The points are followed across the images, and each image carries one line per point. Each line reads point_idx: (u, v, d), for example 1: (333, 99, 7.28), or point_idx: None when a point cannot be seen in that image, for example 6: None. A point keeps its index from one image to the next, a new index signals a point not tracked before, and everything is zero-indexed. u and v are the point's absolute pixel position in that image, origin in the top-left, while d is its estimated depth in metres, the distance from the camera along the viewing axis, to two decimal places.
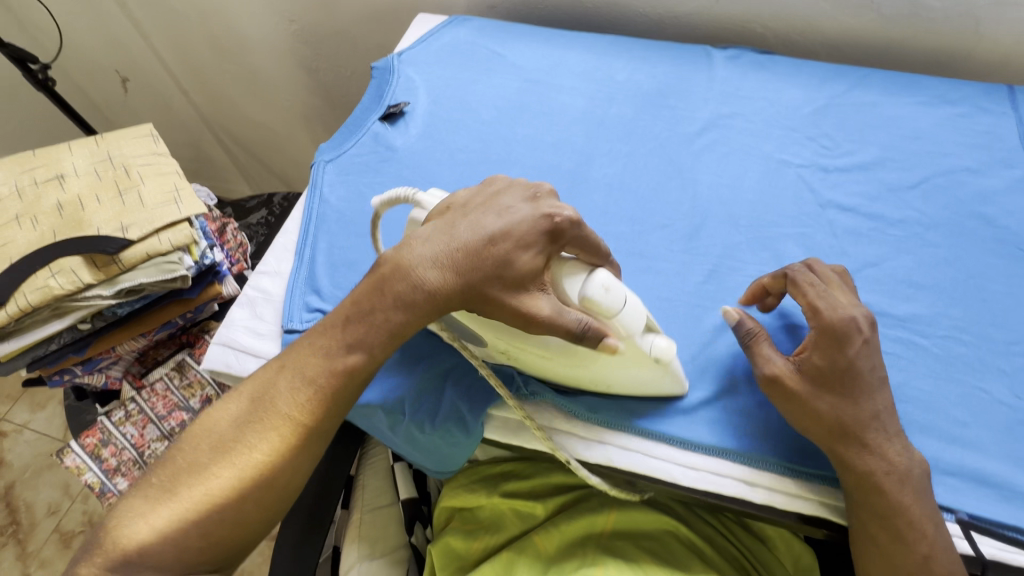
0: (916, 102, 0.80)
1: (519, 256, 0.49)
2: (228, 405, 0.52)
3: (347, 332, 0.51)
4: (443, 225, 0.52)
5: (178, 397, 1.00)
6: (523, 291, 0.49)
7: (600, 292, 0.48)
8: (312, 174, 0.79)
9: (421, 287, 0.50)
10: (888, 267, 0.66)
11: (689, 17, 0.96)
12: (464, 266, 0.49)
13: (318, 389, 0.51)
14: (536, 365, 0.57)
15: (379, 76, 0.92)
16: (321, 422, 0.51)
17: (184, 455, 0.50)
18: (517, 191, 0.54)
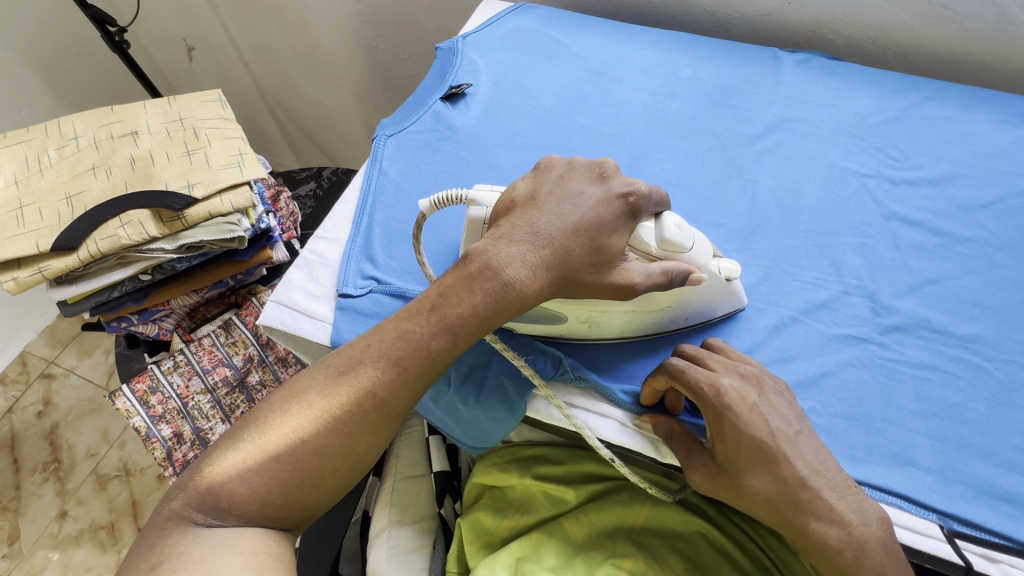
0: (994, 120, 0.77)
1: (608, 241, 0.53)
2: (315, 374, 0.51)
3: (435, 321, 0.51)
4: (521, 219, 0.52)
5: (222, 353, 1.03)
6: (607, 273, 0.53)
7: (674, 230, 0.55)
8: (373, 147, 0.80)
9: (510, 285, 0.50)
10: (953, 285, 0.64)
11: (758, 18, 0.94)
12: (555, 262, 0.51)
13: (403, 372, 0.50)
14: (614, 326, 0.60)
15: (443, 57, 0.93)
16: (402, 403, 0.51)
17: (271, 414, 0.50)
18: (581, 172, 0.56)
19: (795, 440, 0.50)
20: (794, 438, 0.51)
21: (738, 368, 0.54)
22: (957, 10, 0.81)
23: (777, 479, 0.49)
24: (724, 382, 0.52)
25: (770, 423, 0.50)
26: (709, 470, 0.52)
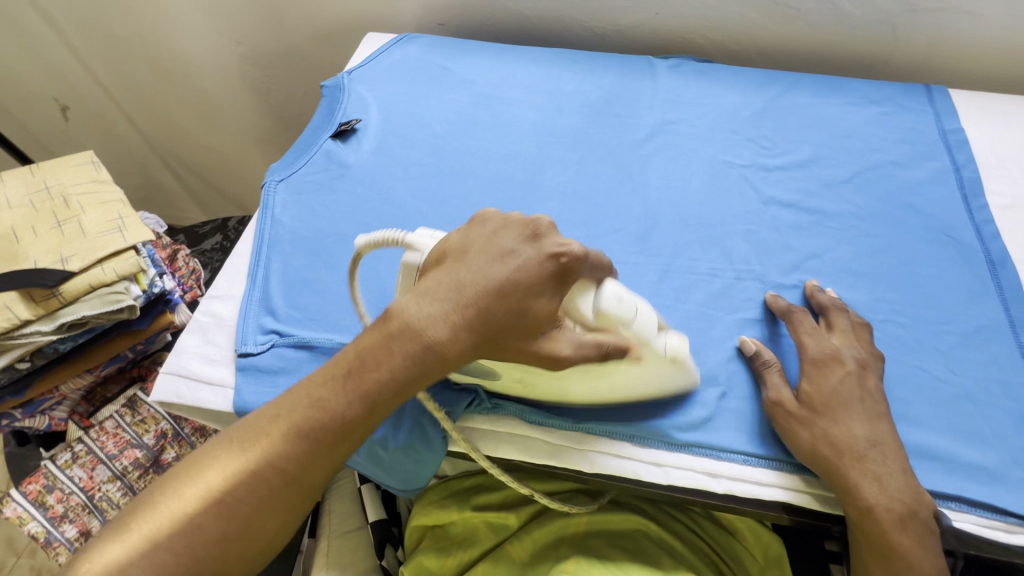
0: (844, 103, 0.85)
1: (534, 302, 0.49)
2: (219, 452, 0.48)
3: (352, 386, 0.49)
4: (445, 279, 0.50)
5: (129, 434, 0.95)
6: (535, 340, 0.50)
7: (612, 304, 0.52)
8: (264, 195, 0.77)
9: (431, 349, 0.48)
10: (830, 258, 0.69)
11: (631, 29, 1.00)
12: (476, 323, 0.49)
13: (318, 445, 0.48)
14: (548, 391, 0.56)
15: (329, 95, 0.91)
16: (315, 477, 0.49)
17: (164, 501, 0.46)
18: (515, 229, 0.52)
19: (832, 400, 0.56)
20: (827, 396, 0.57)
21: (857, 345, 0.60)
22: (798, 8, 0.90)
23: (860, 437, 0.53)
24: (844, 351, 0.58)
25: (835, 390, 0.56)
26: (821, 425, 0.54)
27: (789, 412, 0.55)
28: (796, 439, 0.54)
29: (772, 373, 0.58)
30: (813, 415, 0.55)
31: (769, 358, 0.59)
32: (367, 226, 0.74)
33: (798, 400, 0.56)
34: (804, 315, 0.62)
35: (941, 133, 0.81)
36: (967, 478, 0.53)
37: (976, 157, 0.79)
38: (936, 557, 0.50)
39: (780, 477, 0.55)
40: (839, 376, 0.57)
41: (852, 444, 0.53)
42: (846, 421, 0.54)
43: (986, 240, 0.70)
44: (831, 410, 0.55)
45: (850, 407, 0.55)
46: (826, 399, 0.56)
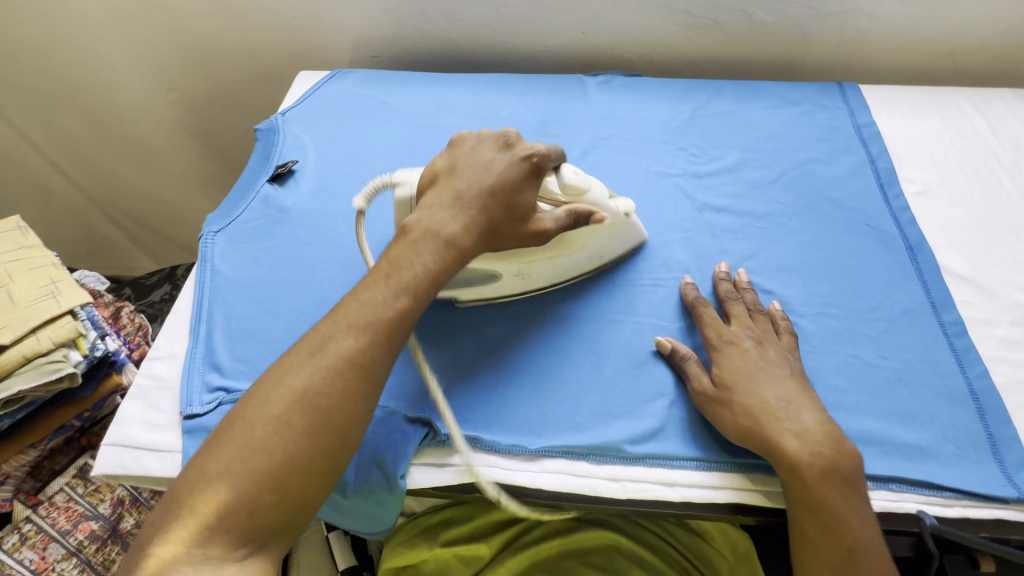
0: (766, 106, 0.90)
1: (521, 194, 0.59)
2: (288, 362, 0.49)
3: (393, 284, 0.53)
4: (447, 189, 0.58)
5: (83, 506, 0.91)
6: (524, 224, 0.59)
7: (571, 176, 0.62)
8: (201, 247, 0.75)
9: (451, 242, 0.55)
10: (762, 257, 0.72)
11: (562, 49, 1.02)
12: (483, 219, 0.57)
13: (377, 336, 0.51)
14: (544, 277, 0.67)
15: (264, 138, 0.90)
16: (378, 364, 0.51)
17: (247, 412, 0.47)
18: (489, 143, 0.62)
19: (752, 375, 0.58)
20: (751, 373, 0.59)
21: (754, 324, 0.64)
22: (715, 19, 0.94)
23: (772, 402, 0.56)
24: (740, 332, 0.62)
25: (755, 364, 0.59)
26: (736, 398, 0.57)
27: (710, 396, 0.58)
28: (722, 418, 0.56)
29: (689, 363, 0.61)
30: (728, 391, 0.57)
31: (684, 351, 0.62)
32: (311, 268, 0.73)
33: (715, 383, 0.59)
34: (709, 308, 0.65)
35: (856, 127, 0.86)
36: (903, 458, 0.56)
37: (889, 148, 0.83)
38: (859, 508, 0.52)
39: (729, 480, 0.57)
40: (744, 352, 0.60)
41: (767, 408, 0.55)
42: (759, 389, 0.57)
43: (904, 226, 0.74)
44: (744, 382, 0.57)
45: (761, 377, 0.58)
46: (742, 375, 0.58)
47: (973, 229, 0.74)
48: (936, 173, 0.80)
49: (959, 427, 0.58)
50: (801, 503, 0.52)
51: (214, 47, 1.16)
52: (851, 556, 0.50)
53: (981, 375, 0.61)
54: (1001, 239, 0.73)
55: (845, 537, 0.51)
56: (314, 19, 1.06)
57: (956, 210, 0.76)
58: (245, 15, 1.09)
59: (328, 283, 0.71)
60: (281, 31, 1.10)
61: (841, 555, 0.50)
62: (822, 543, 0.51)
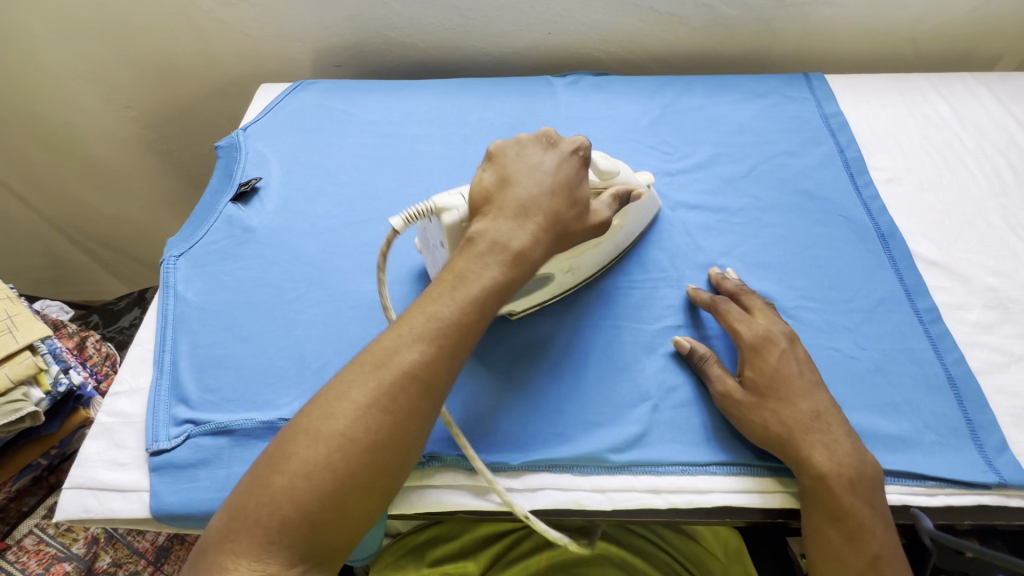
0: (734, 100, 0.89)
1: (577, 189, 0.57)
2: (351, 374, 0.48)
3: (459, 297, 0.50)
4: (506, 199, 0.55)
5: (56, 548, 0.86)
6: (588, 219, 0.57)
7: (603, 161, 0.62)
8: (163, 273, 0.72)
9: (520, 254, 0.53)
10: (738, 253, 0.72)
11: (528, 50, 1.01)
12: (550, 223, 0.54)
13: (442, 351, 0.49)
14: (589, 267, 0.67)
15: (225, 155, 0.87)
16: (442, 383, 0.49)
17: (311, 424, 0.46)
18: (533, 146, 0.59)
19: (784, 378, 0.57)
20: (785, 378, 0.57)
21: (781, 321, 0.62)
22: (680, 14, 0.94)
23: (805, 411, 0.55)
24: (774, 330, 0.60)
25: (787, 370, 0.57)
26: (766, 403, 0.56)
27: (738, 403, 0.57)
28: (753, 427, 0.55)
29: (713, 365, 0.60)
30: (761, 399, 0.56)
31: (705, 351, 0.61)
32: (280, 288, 0.71)
33: (745, 387, 0.57)
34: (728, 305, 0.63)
35: (823, 117, 0.86)
36: (887, 449, 0.56)
37: (857, 137, 0.84)
38: (883, 518, 0.52)
39: (712, 482, 0.56)
40: (780, 356, 0.58)
41: (801, 418, 0.55)
42: (794, 399, 0.55)
43: (875, 215, 0.74)
44: (777, 390, 0.56)
45: (794, 385, 0.56)
46: (773, 381, 0.56)
47: (942, 214, 0.75)
48: (904, 160, 0.81)
49: (939, 414, 0.58)
50: (830, 514, 0.52)
51: (171, 62, 1.12)
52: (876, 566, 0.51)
53: (957, 361, 0.61)
54: (969, 223, 0.73)
55: (869, 546, 0.51)
56: (273, 29, 1.03)
57: (925, 195, 0.77)
58: (201, 28, 1.05)
59: (297, 303, 0.69)
60: (240, 43, 1.07)
61: (865, 563, 0.51)
62: (845, 551, 0.52)
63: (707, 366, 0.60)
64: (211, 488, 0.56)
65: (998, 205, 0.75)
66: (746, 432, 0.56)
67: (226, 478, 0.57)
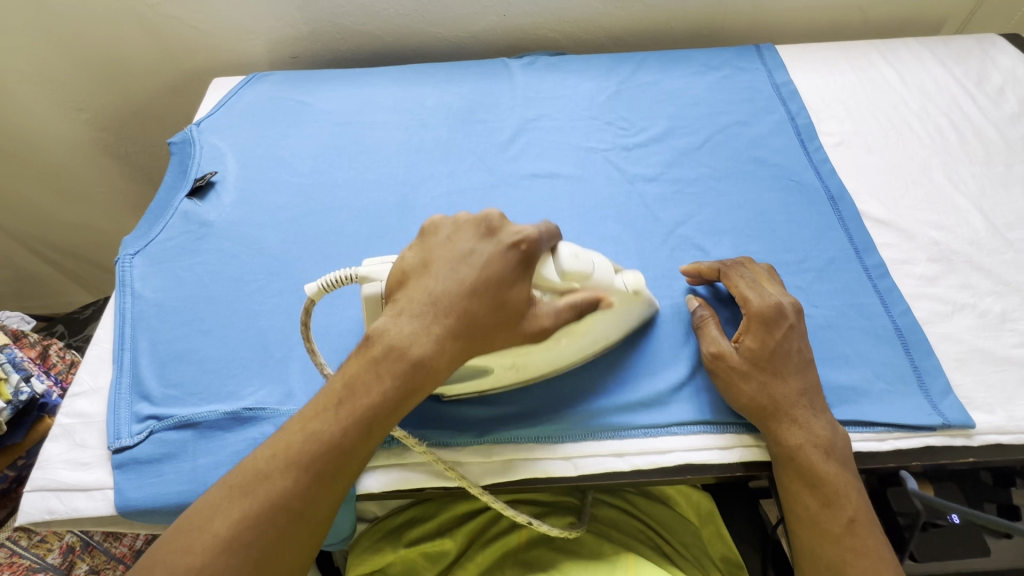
0: (688, 74, 0.91)
1: (510, 293, 0.51)
2: (215, 500, 0.44)
3: (346, 413, 0.47)
4: (416, 291, 0.50)
5: (30, 558, 0.85)
6: (519, 325, 0.51)
7: (570, 260, 0.54)
8: (118, 272, 0.71)
9: (419, 362, 0.48)
10: (695, 222, 0.73)
11: (485, 34, 1.01)
12: (460, 325, 0.50)
13: (320, 478, 0.45)
14: (542, 366, 0.58)
15: (178, 151, 0.86)
16: (320, 513, 0.46)
17: (157, 568, 0.42)
18: (468, 230, 0.54)
19: (784, 345, 0.57)
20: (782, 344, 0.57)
21: (786, 292, 0.62)
22: None
23: (796, 383, 0.56)
24: (786, 303, 0.59)
25: (791, 345, 0.58)
26: (759, 375, 0.56)
27: (730, 365, 0.57)
28: (738, 391, 0.56)
29: (710, 327, 0.60)
30: (754, 368, 0.56)
31: (707, 312, 0.62)
32: (240, 281, 0.70)
33: (739, 353, 0.57)
34: (739, 273, 0.63)
35: (775, 86, 0.88)
36: (839, 400, 0.58)
37: (807, 104, 0.86)
38: (857, 485, 0.53)
39: (674, 443, 0.58)
40: (782, 331, 0.58)
41: (787, 393, 0.55)
42: (786, 374, 0.56)
43: (825, 178, 0.76)
44: (774, 364, 0.56)
45: (791, 361, 0.57)
46: (770, 353, 0.57)
47: (889, 174, 0.77)
48: (852, 124, 0.83)
49: (887, 363, 0.61)
50: (809, 483, 0.53)
51: (121, 60, 1.09)
52: (852, 529, 0.51)
53: (904, 312, 0.64)
54: (914, 181, 0.76)
55: (844, 511, 0.52)
56: (223, 22, 1.01)
57: (873, 156, 0.79)
58: (150, 24, 1.03)
59: (259, 294, 0.69)
60: (191, 37, 1.05)
61: (840, 528, 0.52)
62: (820, 516, 0.52)
63: (703, 326, 0.61)
64: (177, 481, 0.56)
65: (942, 162, 0.78)
66: (731, 400, 0.57)
67: (191, 470, 0.56)
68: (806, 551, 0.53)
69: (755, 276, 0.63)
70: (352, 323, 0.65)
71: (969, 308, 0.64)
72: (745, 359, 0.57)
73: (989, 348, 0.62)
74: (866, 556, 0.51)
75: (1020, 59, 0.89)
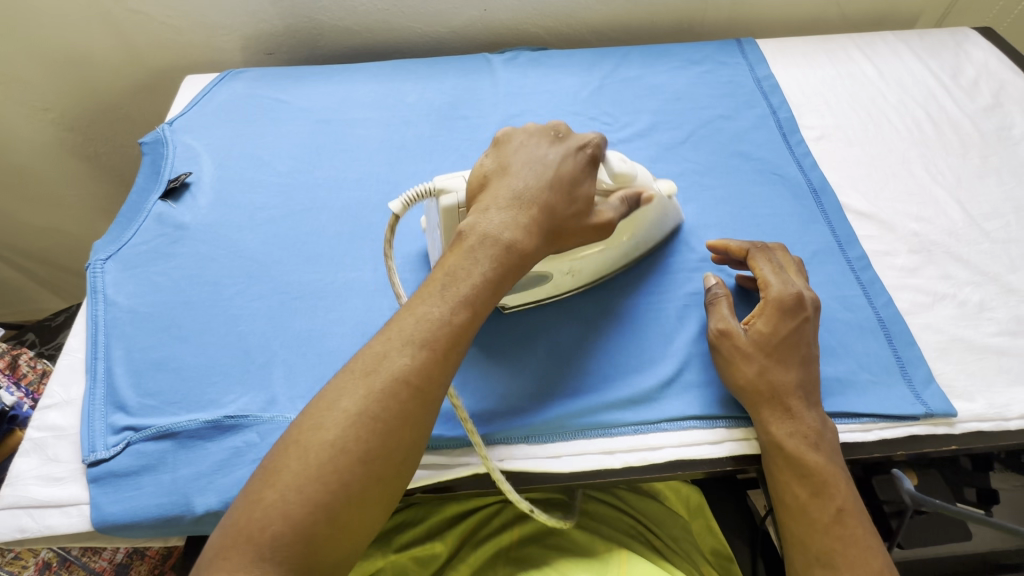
0: (670, 68, 0.90)
1: (582, 185, 0.56)
2: (341, 383, 0.47)
3: (450, 297, 0.50)
4: (500, 189, 0.54)
5: None
6: (590, 215, 0.56)
7: (619, 164, 0.59)
8: (89, 278, 0.69)
9: (511, 248, 0.52)
10: (681, 217, 0.73)
11: (465, 29, 0.99)
12: (545, 216, 0.54)
13: (433, 354, 0.48)
14: (592, 270, 0.65)
15: (150, 152, 0.83)
16: (435, 388, 0.48)
17: (299, 438, 0.45)
18: (538, 138, 0.59)
19: (801, 330, 0.58)
20: (800, 329, 0.57)
21: (808, 284, 0.62)
22: None
23: (799, 370, 0.56)
24: (807, 294, 0.59)
25: (809, 332, 0.58)
26: (767, 355, 0.56)
27: (735, 345, 0.58)
28: (737, 372, 0.57)
29: (722, 305, 0.61)
30: (760, 351, 0.57)
31: (721, 291, 0.62)
32: (219, 285, 0.68)
33: (748, 333, 0.58)
34: (767, 258, 0.62)
35: (757, 81, 0.88)
36: (826, 392, 0.59)
37: (788, 98, 0.86)
38: (846, 476, 0.54)
39: (663, 439, 0.58)
40: (797, 321, 0.58)
41: (788, 383, 0.56)
42: (789, 364, 0.56)
43: (807, 171, 0.77)
44: (779, 351, 0.57)
45: (799, 351, 0.57)
46: (779, 340, 0.57)
47: (869, 166, 0.78)
48: (833, 117, 0.84)
49: (871, 354, 0.61)
50: (798, 473, 0.53)
51: (86, 57, 1.04)
52: (840, 519, 0.52)
53: (886, 304, 0.65)
54: (894, 173, 0.77)
55: (833, 500, 0.52)
56: (195, 18, 0.98)
57: (853, 149, 0.80)
58: (117, 20, 0.99)
59: (239, 298, 0.67)
60: (161, 33, 1.01)
61: (828, 518, 0.52)
62: (808, 505, 0.53)
63: (714, 304, 0.61)
64: (156, 494, 0.54)
65: (919, 154, 0.79)
66: (729, 382, 0.58)
67: (171, 482, 0.54)
68: (795, 543, 0.53)
69: (782, 263, 0.62)
70: (337, 326, 0.64)
71: (949, 298, 0.66)
72: (755, 341, 0.57)
73: (968, 337, 0.63)
74: (854, 546, 0.51)
75: (993, 52, 0.91)
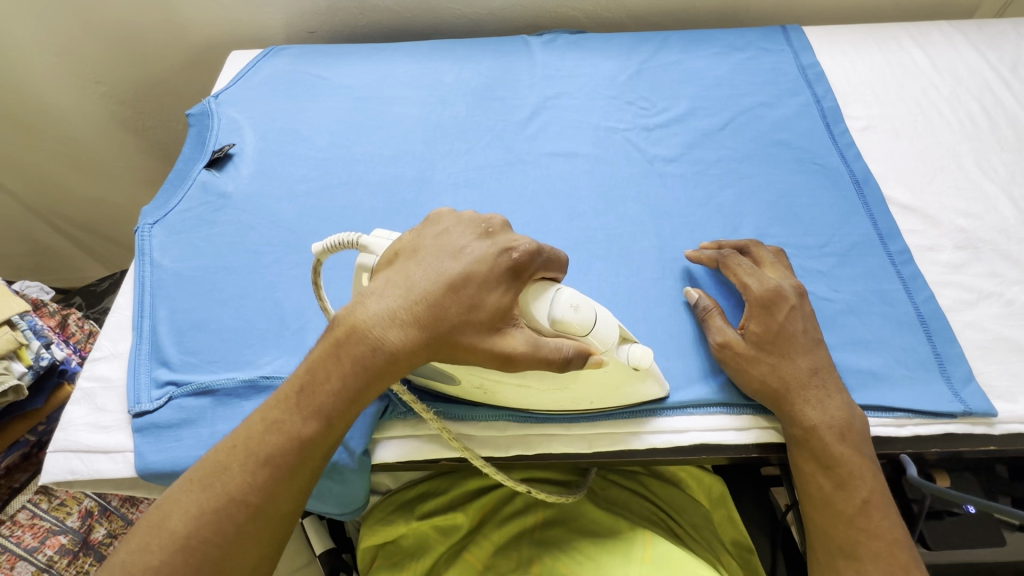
0: (711, 54, 0.89)
1: (487, 297, 0.47)
2: (177, 495, 0.45)
3: (303, 407, 0.47)
4: (395, 275, 0.49)
5: (50, 521, 0.87)
6: (489, 336, 0.47)
7: (570, 310, 0.49)
8: (138, 241, 0.72)
9: (381, 357, 0.47)
10: (715, 204, 0.72)
11: (504, 11, 0.99)
12: (428, 323, 0.47)
13: (277, 471, 0.46)
14: (508, 399, 0.55)
15: (197, 123, 0.86)
16: (281, 504, 0.46)
17: (130, 555, 0.44)
18: (465, 228, 0.53)
19: (793, 333, 0.57)
20: (792, 329, 0.57)
21: (791, 274, 0.62)
22: None
23: (802, 367, 0.55)
24: (786, 285, 0.59)
25: (804, 326, 0.57)
26: (769, 360, 0.55)
27: (739, 354, 0.56)
28: (749, 376, 0.56)
29: (715, 318, 0.59)
30: (762, 352, 0.56)
31: (708, 302, 0.61)
32: (256, 254, 0.70)
33: (746, 342, 0.57)
34: (738, 257, 0.63)
35: (801, 69, 0.86)
36: (861, 386, 0.57)
37: (833, 87, 0.84)
38: (873, 468, 0.53)
39: (687, 424, 0.57)
40: (786, 313, 0.57)
41: (798, 374, 0.55)
42: (794, 355, 0.56)
43: (850, 162, 0.75)
44: (779, 346, 0.56)
45: (795, 342, 0.57)
46: (776, 336, 0.56)
47: (916, 159, 0.75)
48: (879, 108, 0.81)
49: (909, 349, 0.60)
50: (824, 465, 0.52)
51: (135, 31, 1.08)
52: (866, 512, 0.51)
53: (927, 299, 0.63)
54: (942, 167, 0.74)
55: (858, 492, 0.52)
56: None
57: (900, 141, 0.77)
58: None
59: (276, 266, 0.69)
60: (209, 9, 1.04)
61: (853, 509, 0.51)
62: (834, 496, 0.52)
63: (706, 319, 0.60)
64: (195, 446, 0.56)
65: (971, 148, 0.76)
66: (745, 387, 0.56)
67: (209, 436, 0.57)
68: (819, 532, 0.52)
69: (759, 260, 0.63)
70: None
71: (994, 297, 0.63)
72: (756, 343, 0.56)
73: (1015, 337, 0.60)
74: (878, 538, 0.50)
75: None
